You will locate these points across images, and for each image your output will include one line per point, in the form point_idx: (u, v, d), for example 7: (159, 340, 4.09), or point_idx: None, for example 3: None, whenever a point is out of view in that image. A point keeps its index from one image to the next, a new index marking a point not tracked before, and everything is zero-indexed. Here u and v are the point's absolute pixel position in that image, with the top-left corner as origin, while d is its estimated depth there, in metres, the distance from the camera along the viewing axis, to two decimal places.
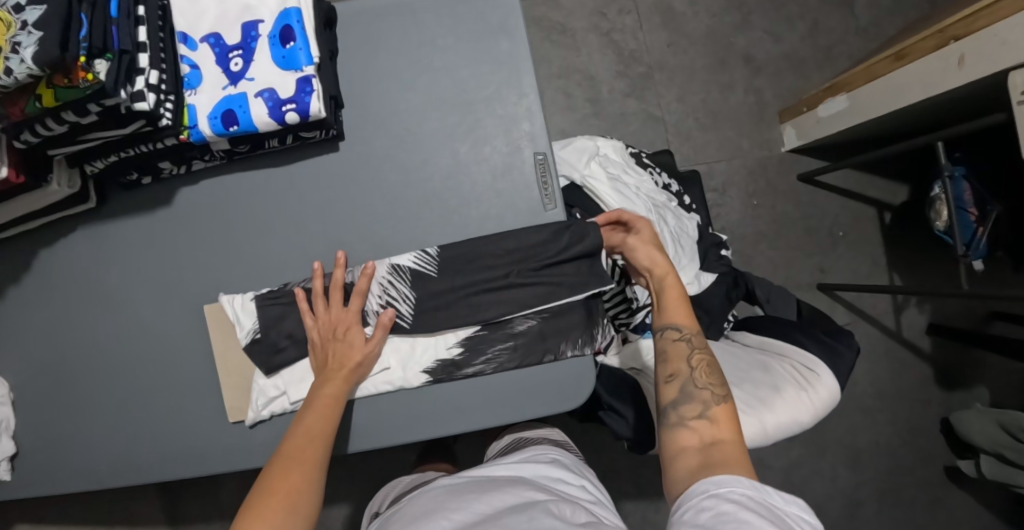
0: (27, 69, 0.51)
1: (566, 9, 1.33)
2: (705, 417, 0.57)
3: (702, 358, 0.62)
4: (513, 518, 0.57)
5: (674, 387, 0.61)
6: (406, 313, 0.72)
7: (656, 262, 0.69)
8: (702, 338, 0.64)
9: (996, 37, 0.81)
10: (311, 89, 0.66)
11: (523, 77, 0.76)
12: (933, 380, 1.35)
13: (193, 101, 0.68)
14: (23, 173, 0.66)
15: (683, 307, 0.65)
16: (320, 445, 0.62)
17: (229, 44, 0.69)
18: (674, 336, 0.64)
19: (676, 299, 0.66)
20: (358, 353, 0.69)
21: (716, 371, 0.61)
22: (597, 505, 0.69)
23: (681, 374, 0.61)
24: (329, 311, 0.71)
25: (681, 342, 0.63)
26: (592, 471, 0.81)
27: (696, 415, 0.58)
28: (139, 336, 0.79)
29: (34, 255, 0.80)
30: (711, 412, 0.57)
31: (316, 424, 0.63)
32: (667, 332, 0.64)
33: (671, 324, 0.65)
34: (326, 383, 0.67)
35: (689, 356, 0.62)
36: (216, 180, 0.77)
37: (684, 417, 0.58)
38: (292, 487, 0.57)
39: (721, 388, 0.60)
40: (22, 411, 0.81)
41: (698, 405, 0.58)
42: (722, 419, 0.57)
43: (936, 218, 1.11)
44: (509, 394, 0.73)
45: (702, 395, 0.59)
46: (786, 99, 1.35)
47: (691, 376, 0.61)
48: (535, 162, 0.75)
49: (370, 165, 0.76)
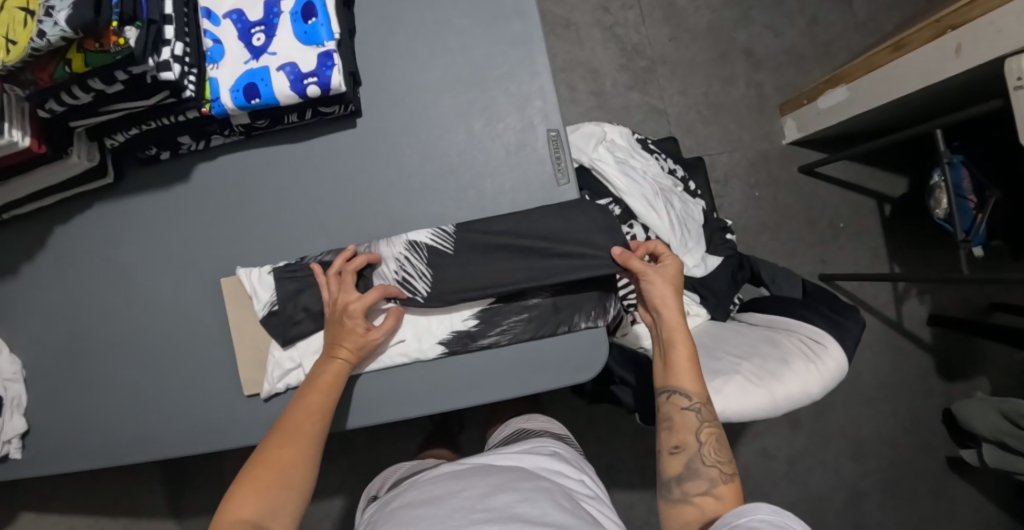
0: (60, 31, 0.54)
1: (570, 4, 1.36)
2: (712, 494, 0.62)
3: (710, 433, 0.65)
4: (523, 507, 0.58)
5: (680, 460, 0.65)
6: (422, 293, 0.73)
7: (666, 306, 0.69)
8: (709, 407, 0.67)
9: (992, 24, 0.83)
10: (332, 63, 0.68)
11: (536, 57, 0.77)
12: (934, 371, 1.36)
13: (215, 75, 0.70)
14: (45, 144, 0.67)
15: (692, 372, 0.67)
16: (320, 420, 0.64)
17: (251, 19, 0.71)
18: (683, 404, 0.66)
19: (688, 363, 0.67)
20: (361, 339, 0.69)
21: (723, 447, 0.65)
22: (595, 501, 0.69)
23: (688, 447, 0.65)
24: (340, 289, 0.71)
25: (691, 412, 0.66)
26: (590, 466, 0.80)
27: (701, 491, 0.63)
28: (153, 312, 0.79)
29: (50, 232, 0.81)
30: (717, 490, 0.62)
31: (315, 400, 0.65)
32: (676, 398, 0.66)
33: (680, 389, 0.66)
34: (328, 360, 0.68)
35: (698, 430, 0.65)
36: (233, 156, 0.78)
37: (688, 493, 0.63)
38: (284, 461, 0.59)
39: (726, 465, 0.64)
40: (34, 388, 0.81)
41: (704, 482, 0.63)
42: (725, 496, 0.62)
43: (936, 207, 1.13)
44: (521, 368, 0.74)
45: (707, 474, 0.63)
46: (786, 92, 1.38)
47: (698, 451, 0.65)
48: (548, 139, 0.77)
49: (387, 142, 0.77)
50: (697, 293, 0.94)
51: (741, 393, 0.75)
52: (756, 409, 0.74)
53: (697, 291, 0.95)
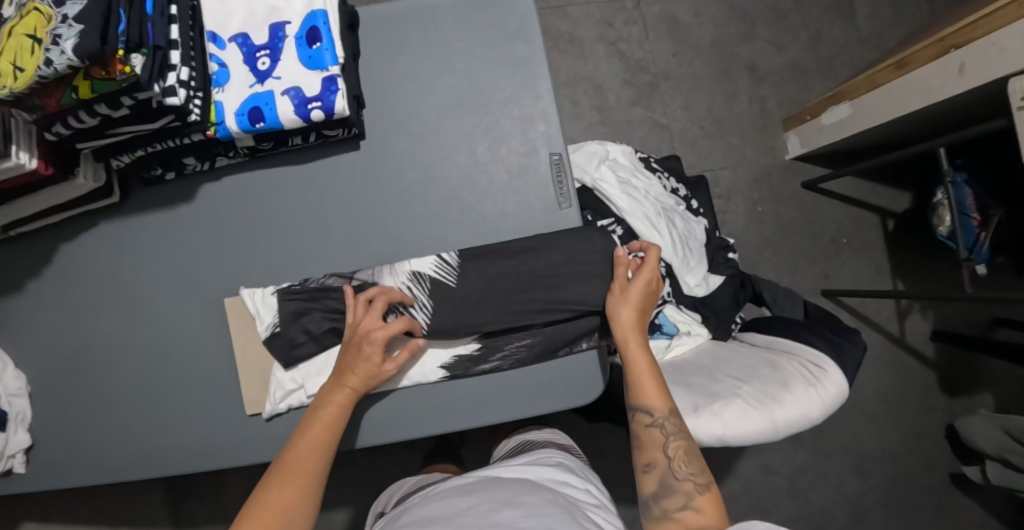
0: (66, 60, 0.54)
1: (574, 18, 1.36)
2: (690, 508, 0.62)
3: (678, 446, 0.66)
4: (528, 521, 0.56)
5: (653, 477, 0.66)
6: (423, 320, 0.73)
7: (621, 322, 0.71)
8: (675, 419, 0.67)
9: (995, 44, 0.83)
10: (336, 88, 0.69)
11: (539, 80, 0.78)
12: (936, 386, 1.35)
13: (220, 98, 0.70)
14: (52, 165, 0.67)
15: (655, 388, 0.68)
16: (320, 455, 0.65)
17: (256, 43, 0.72)
18: (647, 421, 0.67)
19: (647, 378, 0.69)
20: (372, 368, 0.68)
21: (694, 457, 0.65)
22: (600, 508, 0.68)
23: (658, 463, 0.66)
24: (365, 314, 0.71)
25: (655, 428, 0.67)
26: (596, 475, 0.79)
27: (680, 507, 0.63)
28: (158, 330, 0.80)
29: (56, 249, 0.82)
30: (695, 503, 0.63)
31: (314, 434, 0.65)
32: (640, 417, 0.68)
33: (644, 407, 0.68)
34: (336, 388, 0.68)
35: (666, 445, 0.66)
36: (238, 176, 0.79)
37: (668, 511, 0.64)
38: (284, 504, 0.60)
39: (701, 476, 0.64)
40: (38, 405, 0.81)
41: (681, 498, 0.63)
42: (706, 508, 0.62)
43: (939, 224, 1.13)
44: (524, 389, 0.74)
45: (682, 487, 0.64)
46: (789, 108, 1.38)
47: (669, 466, 0.65)
48: (550, 162, 0.77)
49: (390, 164, 0.78)
50: (699, 313, 0.94)
51: (740, 417, 0.74)
52: (756, 433, 0.74)
53: (700, 311, 0.95)
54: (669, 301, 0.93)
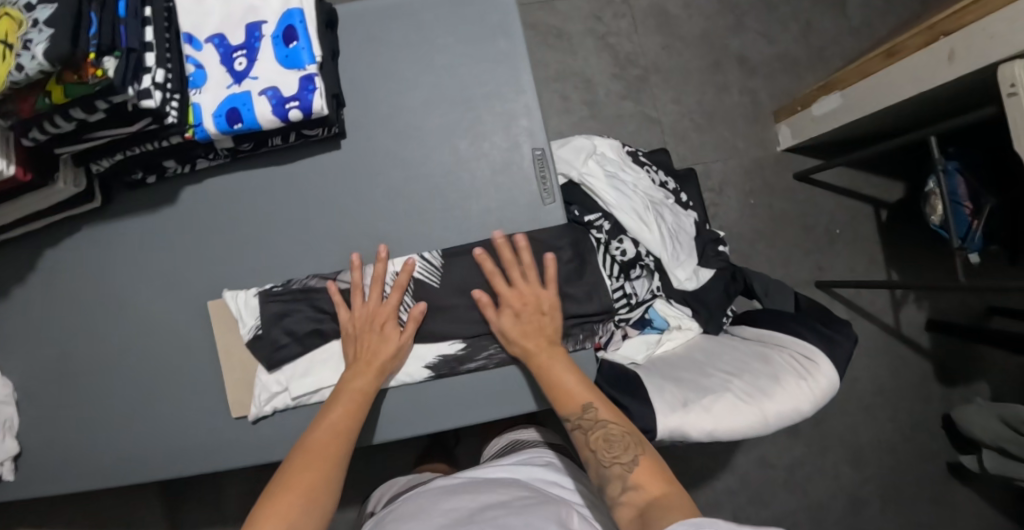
0: (38, 65, 0.53)
1: (562, 13, 1.35)
2: (629, 489, 0.60)
3: (597, 435, 0.65)
4: (511, 520, 0.56)
5: (593, 472, 0.65)
6: (427, 279, 0.74)
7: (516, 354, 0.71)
8: (591, 412, 0.67)
9: (984, 31, 0.82)
10: (313, 87, 0.68)
11: (521, 76, 0.77)
12: (933, 376, 1.35)
13: (197, 100, 0.70)
14: (30, 171, 0.67)
15: (563, 395, 0.68)
16: (342, 443, 0.64)
17: (233, 44, 0.71)
18: (569, 427, 0.68)
19: (552, 391, 0.68)
20: (393, 346, 0.70)
21: (614, 440, 0.64)
22: (588, 508, 0.68)
23: (592, 459, 0.65)
24: (370, 299, 0.72)
25: (576, 430, 0.67)
26: (585, 474, 0.79)
27: (621, 490, 0.61)
28: (143, 334, 0.80)
29: (40, 255, 0.81)
30: (631, 481, 0.61)
31: (339, 420, 0.65)
32: (563, 425, 0.68)
33: (563, 417, 0.68)
34: (358, 374, 0.68)
35: (589, 440, 0.66)
36: (220, 178, 0.78)
37: (615, 498, 0.61)
38: (306, 488, 0.59)
39: (626, 454, 0.63)
40: (26, 411, 0.81)
41: (618, 482, 0.61)
42: (642, 482, 0.60)
43: (932, 213, 1.12)
44: (510, 389, 0.74)
45: (615, 472, 0.62)
46: (780, 99, 1.37)
47: (597, 458, 0.64)
48: (533, 157, 0.77)
49: (371, 163, 0.77)
50: (688, 306, 0.94)
51: (730, 411, 0.74)
52: (747, 428, 0.74)
53: (689, 305, 0.95)
54: (659, 296, 0.94)
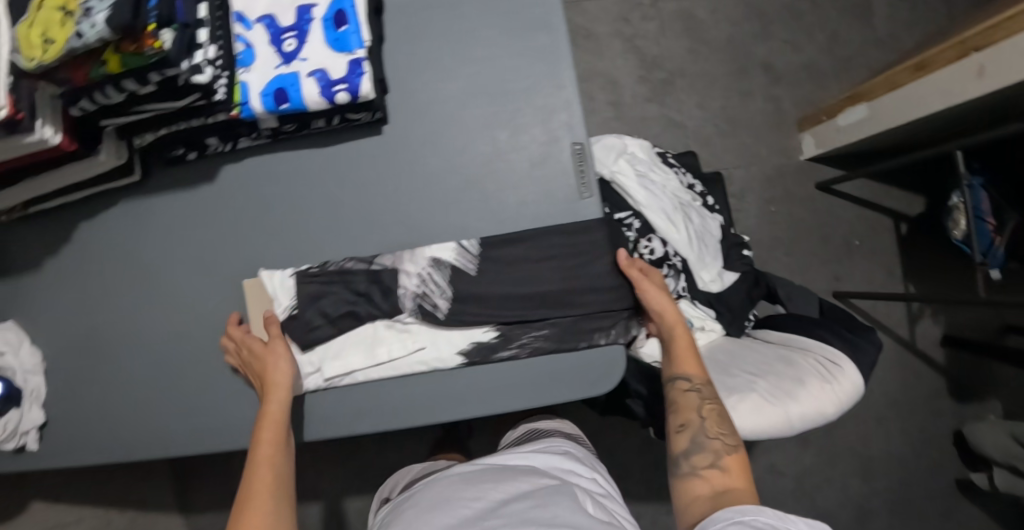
0: (97, 32, 0.53)
1: (591, 14, 1.36)
2: (717, 467, 0.63)
3: (712, 408, 0.68)
4: (537, 512, 0.56)
5: (685, 437, 0.67)
6: (463, 265, 0.74)
7: (667, 309, 0.73)
8: (711, 388, 0.70)
9: (1017, 47, 0.83)
10: (361, 70, 0.69)
11: (562, 70, 0.78)
12: (946, 391, 1.35)
13: (245, 79, 0.71)
14: (76, 141, 0.67)
15: (693, 359, 0.72)
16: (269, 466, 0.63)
17: (283, 25, 0.72)
18: (684, 386, 0.70)
19: (685, 351, 0.72)
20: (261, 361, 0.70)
21: (726, 421, 0.68)
22: (608, 498, 0.68)
23: (692, 424, 0.68)
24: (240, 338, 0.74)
25: (691, 392, 0.70)
26: (604, 465, 0.79)
27: (708, 464, 0.64)
28: (175, 311, 0.80)
29: (75, 227, 0.82)
30: (722, 461, 0.64)
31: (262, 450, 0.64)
32: (678, 382, 0.71)
33: (682, 374, 0.71)
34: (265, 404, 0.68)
35: (700, 407, 0.68)
36: (260, 158, 0.79)
37: (696, 467, 0.64)
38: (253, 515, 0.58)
39: (731, 439, 0.66)
40: (52, 382, 0.81)
41: (709, 455, 0.65)
42: (732, 468, 0.63)
43: (954, 228, 1.13)
44: (539, 380, 0.74)
45: (712, 446, 0.65)
46: (804, 108, 1.38)
47: (701, 426, 0.67)
48: (572, 151, 0.77)
49: (409, 150, 0.78)
50: (713, 308, 0.94)
51: (755, 410, 0.75)
52: (770, 427, 0.74)
53: (714, 307, 0.94)
54: (685, 296, 0.92)
